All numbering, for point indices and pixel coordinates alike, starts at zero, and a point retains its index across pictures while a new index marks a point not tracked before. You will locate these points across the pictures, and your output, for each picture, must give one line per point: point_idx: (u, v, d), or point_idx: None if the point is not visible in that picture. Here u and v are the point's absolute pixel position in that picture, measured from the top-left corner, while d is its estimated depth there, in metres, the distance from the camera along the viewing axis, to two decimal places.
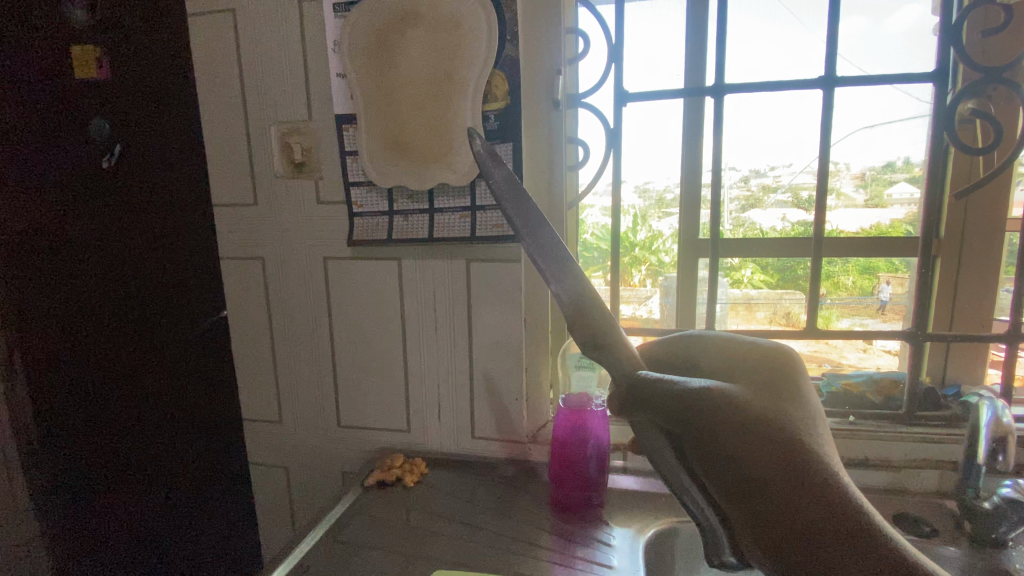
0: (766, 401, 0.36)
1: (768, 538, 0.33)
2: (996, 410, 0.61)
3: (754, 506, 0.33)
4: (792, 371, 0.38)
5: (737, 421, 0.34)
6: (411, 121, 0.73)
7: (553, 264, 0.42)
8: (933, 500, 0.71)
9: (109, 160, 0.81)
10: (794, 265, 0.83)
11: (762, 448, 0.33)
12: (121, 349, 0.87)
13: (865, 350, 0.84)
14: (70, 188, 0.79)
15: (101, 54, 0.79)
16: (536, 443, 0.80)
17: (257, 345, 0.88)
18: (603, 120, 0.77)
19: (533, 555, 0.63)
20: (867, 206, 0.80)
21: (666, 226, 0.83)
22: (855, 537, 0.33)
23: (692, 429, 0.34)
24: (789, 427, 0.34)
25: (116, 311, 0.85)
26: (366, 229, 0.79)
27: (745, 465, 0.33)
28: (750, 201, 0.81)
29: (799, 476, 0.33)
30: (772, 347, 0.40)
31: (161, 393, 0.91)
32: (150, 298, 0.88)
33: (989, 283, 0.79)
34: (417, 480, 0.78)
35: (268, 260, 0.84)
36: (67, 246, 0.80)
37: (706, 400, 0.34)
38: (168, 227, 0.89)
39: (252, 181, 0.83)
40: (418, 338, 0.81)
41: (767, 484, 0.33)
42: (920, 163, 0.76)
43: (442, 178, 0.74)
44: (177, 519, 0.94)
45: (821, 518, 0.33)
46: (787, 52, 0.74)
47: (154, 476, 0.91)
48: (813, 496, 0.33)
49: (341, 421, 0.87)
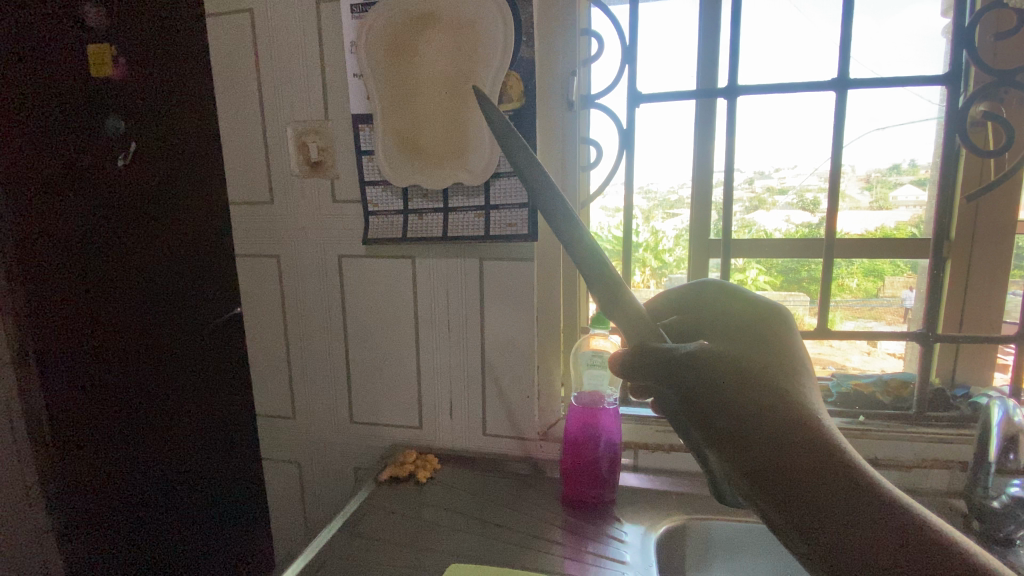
0: (759, 359, 0.40)
1: (757, 478, 0.35)
2: (1008, 409, 0.62)
3: (764, 463, 0.35)
4: (783, 328, 0.44)
5: (732, 370, 0.37)
6: (426, 122, 0.74)
7: (558, 214, 0.45)
8: (941, 500, 0.71)
9: (122, 158, 0.83)
10: (797, 267, 0.84)
11: (745, 396, 0.37)
12: (163, 341, 0.92)
13: (868, 353, 0.87)
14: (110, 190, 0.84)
15: (114, 51, 0.81)
16: (547, 440, 0.81)
17: (271, 343, 0.89)
18: (616, 121, 0.77)
19: (545, 550, 0.64)
20: (872, 208, 0.82)
21: (671, 227, 0.84)
22: (834, 477, 0.36)
23: (681, 382, 0.38)
24: (771, 378, 0.38)
25: (162, 305, 0.91)
26: (381, 227, 0.80)
27: (738, 413, 0.36)
28: (754, 203, 0.83)
29: (780, 419, 0.36)
30: (772, 310, 0.45)
31: (175, 386, 0.93)
32: (176, 291, 0.91)
33: (999, 286, 0.79)
34: (430, 476, 0.79)
35: (283, 258, 0.85)
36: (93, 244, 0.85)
37: (689, 355, 0.38)
38: (176, 219, 0.89)
39: (268, 179, 0.84)
40: (431, 336, 0.82)
41: (754, 428, 0.36)
42: (925, 166, 0.77)
43: (456, 178, 0.74)
44: (207, 513, 0.98)
45: (825, 474, 0.35)
46: (801, 51, 0.74)
47: (183, 465, 0.95)
48: (798, 436, 0.36)
49: (354, 417, 0.88)
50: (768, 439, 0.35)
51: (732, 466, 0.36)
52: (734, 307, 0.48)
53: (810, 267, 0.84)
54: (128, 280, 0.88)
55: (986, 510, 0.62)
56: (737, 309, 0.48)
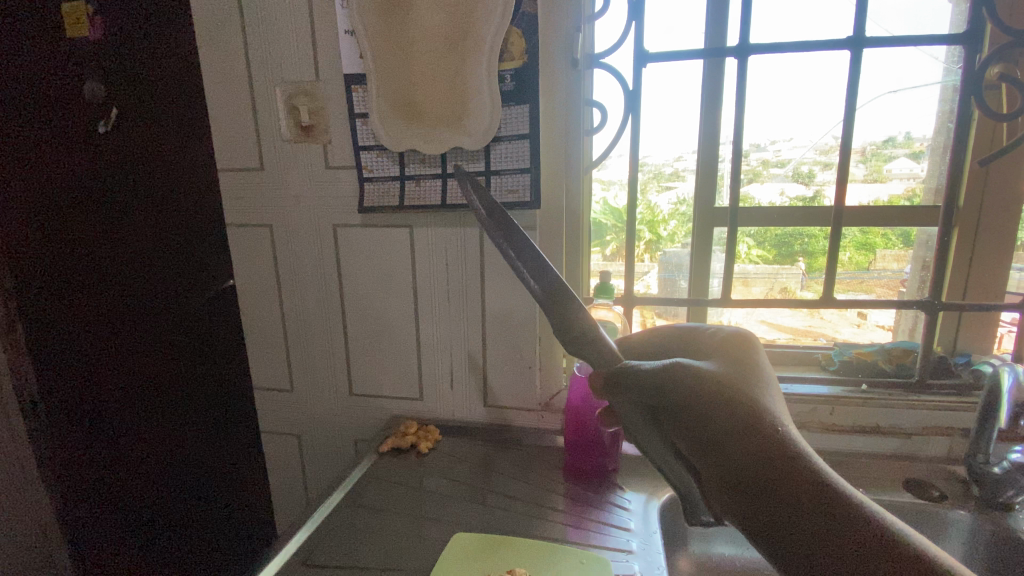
0: (728, 373, 0.42)
1: (732, 482, 0.38)
2: (1015, 374, 0.62)
3: (736, 471, 0.38)
4: (745, 347, 0.46)
5: (703, 386, 0.40)
6: (423, 82, 0.70)
7: (528, 259, 0.53)
8: (940, 466, 0.72)
9: (104, 126, 0.74)
10: (792, 240, 0.83)
11: (723, 409, 0.39)
12: (156, 331, 0.84)
13: (857, 326, 0.87)
14: (98, 165, 0.75)
15: (92, 9, 0.72)
16: (548, 410, 0.80)
17: (266, 315, 0.87)
18: (621, 81, 0.73)
19: (548, 518, 0.64)
20: (866, 181, 0.79)
21: (665, 200, 0.82)
22: (805, 484, 0.37)
23: (664, 396, 0.40)
24: (747, 393, 0.40)
25: (153, 295, 0.84)
26: (377, 195, 0.77)
27: (714, 424, 0.39)
28: (749, 175, 0.80)
29: (753, 430, 0.38)
30: (732, 334, 0.48)
31: (174, 377, 0.87)
32: (161, 278, 0.84)
33: (1006, 256, 0.78)
34: (431, 447, 0.78)
35: (276, 228, 0.83)
36: (85, 220, 0.74)
37: (672, 373, 0.40)
38: (162, 201, 0.82)
39: (258, 145, 0.80)
40: (430, 307, 0.80)
41: (729, 436, 0.38)
42: (920, 139, 0.76)
43: (455, 142, 0.72)
44: (210, 508, 0.94)
45: (796, 480, 0.37)
46: (816, 8, 0.72)
47: (182, 462, 0.89)
48: (770, 444, 0.38)
49: (353, 389, 0.87)
50: (733, 444, 0.38)
51: (709, 474, 0.39)
52: (695, 339, 0.51)
53: (803, 241, 0.83)
54: (122, 264, 0.79)
55: (986, 476, 0.63)
56: (697, 338, 0.51)
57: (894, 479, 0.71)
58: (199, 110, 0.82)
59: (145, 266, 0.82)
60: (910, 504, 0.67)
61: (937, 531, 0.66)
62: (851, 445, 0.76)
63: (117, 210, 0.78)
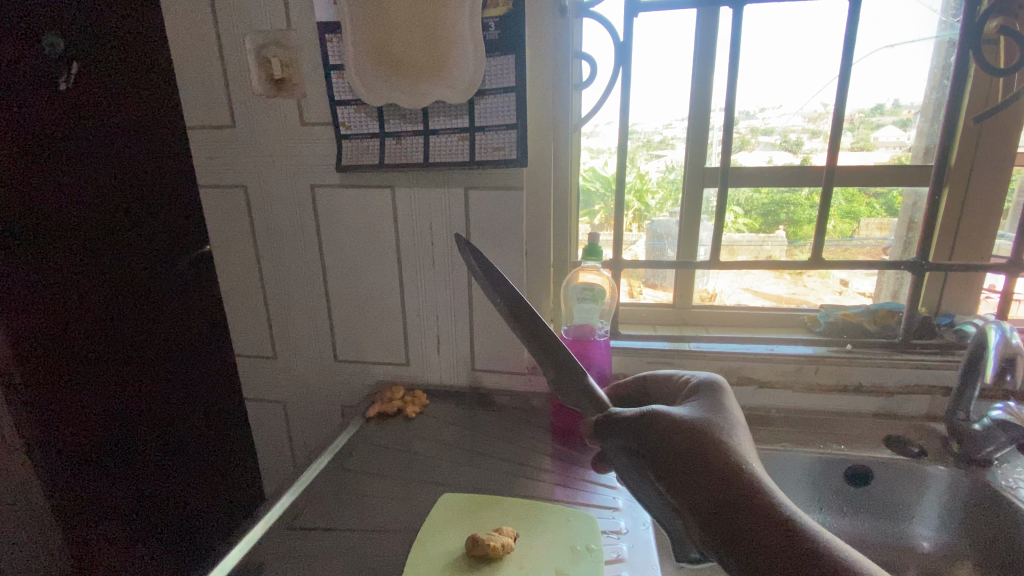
0: (701, 416, 0.44)
1: (705, 522, 0.38)
2: (1004, 332, 0.62)
3: (708, 509, 0.38)
4: (720, 392, 0.49)
5: (674, 428, 0.43)
6: (402, 31, 0.66)
7: (490, 271, 0.63)
8: (922, 423, 0.73)
9: (64, 82, 0.69)
10: (777, 209, 0.82)
11: (692, 450, 0.41)
12: (129, 311, 0.81)
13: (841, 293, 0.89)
14: (56, 126, 0.69)
15: None
16: (535, 373, 0.80)
17: (246, 280, 0.85)
18: (611, 33, 0.69)
19: (536, 477, 0.65)
20: (853, 149, 0.78)
21: (655, 168, 0.81)
22: (775, 524, 0.36)
23: (642, 439, 0.44)
24: (716, 434, 0.42)
25: (127, 269, 0.80)
26: (356, 153, 0.73)
27: (685, 464, 0.40)
28: (737, 143, 0.78)
29: (720, 469, 0.39)
30: (709, 380, 0.51)
31: (152, 355, 0.85)
32: (134, 250, 0.80)
33: (995, 217, 0.77)
34: (418, 411, 0.78)
35: (251, 188, 0.79)
36: (47, 189, 0.69)
37: (648, 419, 0.44)
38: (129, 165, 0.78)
39: (228, 101, 0.76)
40: (414, 271, 0.78)
41: (698, 476, 0.40)
42: (908, 107, 0.76)
43: (438, 96, 0.68)
44: (199, 483, 0.93)
45: (766, 519, 0.36)
46: None
47: (167, 439, 0.88)
48: (736, 482, 0.38)
49: (338, 354, 0.85)
50: (709, 490, 0.39)
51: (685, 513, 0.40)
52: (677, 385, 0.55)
53: (788, 210, 0.82)
54: (91, 236, 0.75)
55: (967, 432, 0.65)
56: (679, 386, 0.55)
57: (875, 436, 0.73)
58: (164, 62, 0.76)
59: (115, 237, 0.78)
60: (892, 460, 0.68)
61: (916, 484, 0.68)
62: (834, 404, 0.77)
63: (83, 177, 0.73)
